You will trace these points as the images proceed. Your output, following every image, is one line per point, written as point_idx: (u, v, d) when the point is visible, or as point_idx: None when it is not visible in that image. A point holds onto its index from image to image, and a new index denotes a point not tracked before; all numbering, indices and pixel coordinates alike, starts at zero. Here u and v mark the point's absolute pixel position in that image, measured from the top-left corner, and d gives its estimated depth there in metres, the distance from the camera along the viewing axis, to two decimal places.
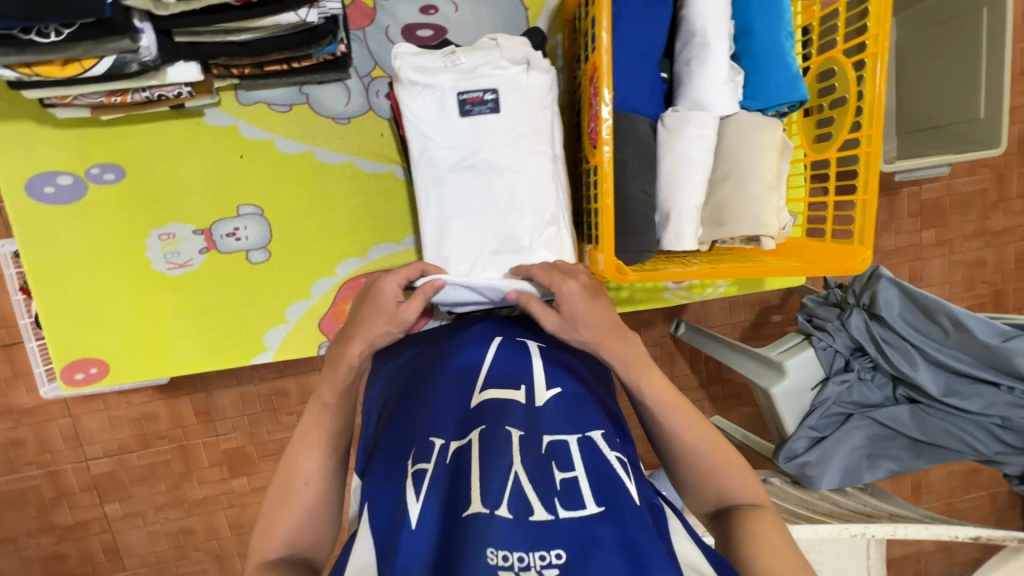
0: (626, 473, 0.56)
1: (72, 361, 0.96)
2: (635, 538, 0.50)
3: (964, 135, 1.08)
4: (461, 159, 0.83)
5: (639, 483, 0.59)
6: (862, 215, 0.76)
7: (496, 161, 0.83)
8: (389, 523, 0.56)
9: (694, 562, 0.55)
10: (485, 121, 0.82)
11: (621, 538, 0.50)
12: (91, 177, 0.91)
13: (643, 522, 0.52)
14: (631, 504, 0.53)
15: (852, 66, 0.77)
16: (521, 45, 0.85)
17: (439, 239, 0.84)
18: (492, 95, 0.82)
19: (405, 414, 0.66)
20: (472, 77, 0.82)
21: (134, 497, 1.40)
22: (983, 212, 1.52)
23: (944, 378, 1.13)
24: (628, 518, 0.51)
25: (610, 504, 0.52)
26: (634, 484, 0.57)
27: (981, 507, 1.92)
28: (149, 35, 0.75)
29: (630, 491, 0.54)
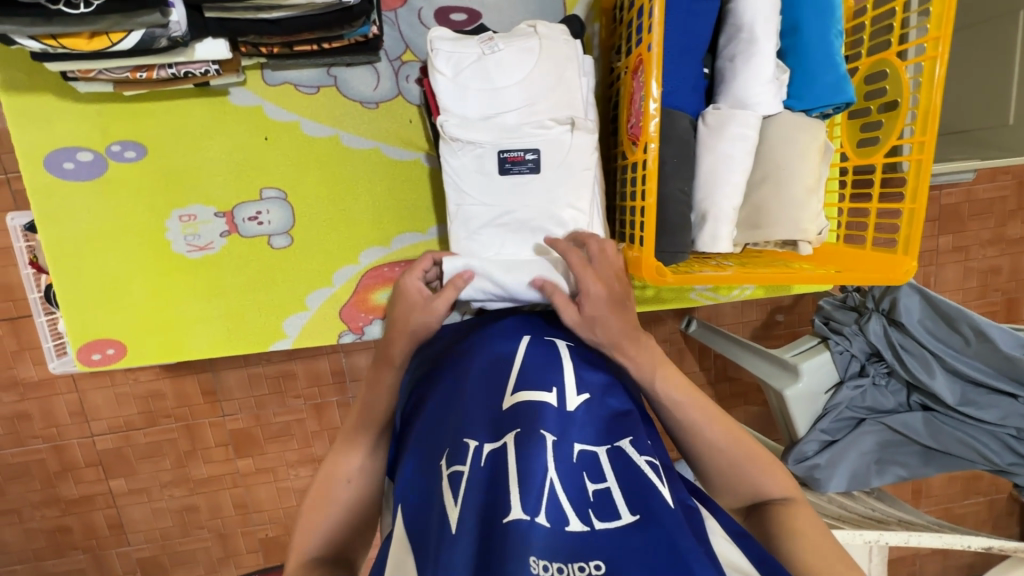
0: (658, 478, 0.55)
1: (88, 341, 0.94)
2: (678, 547, 0.48)
3: (994, 140, 1.06)
4: (495, 216, 0.83)
5: (672, 484, 0.57)
6: (908, 226, 0.74)
7: (545, 188, 0.82)
8: (422, 525, 0.56)
9: (736, 564, 0.52)
10: (517, 141, 0.81)
11: (665, 540, 0.48)
12: (111, 154, 0.89)
13: (683, 529, 0.50)
14: (668, 509, 0.52)
15: (904, 69, 0.74)
16: (572, 65, 0.83)
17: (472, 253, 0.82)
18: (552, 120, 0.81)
19: (438, 409, 0.66)
20: (516, 136, 0.81)
21: (139, 474, 1.40)
22: (1003, 219, 1.51)
23: (960, 387, 1.12)
24: (670, 526, 0.49)
25: (645, 511, 0.51)
26: (667, 488, 0.55)
27: (978, 513, 1.93)
28: (179, 10, 0.72)
29: (664, 495, 0.53)
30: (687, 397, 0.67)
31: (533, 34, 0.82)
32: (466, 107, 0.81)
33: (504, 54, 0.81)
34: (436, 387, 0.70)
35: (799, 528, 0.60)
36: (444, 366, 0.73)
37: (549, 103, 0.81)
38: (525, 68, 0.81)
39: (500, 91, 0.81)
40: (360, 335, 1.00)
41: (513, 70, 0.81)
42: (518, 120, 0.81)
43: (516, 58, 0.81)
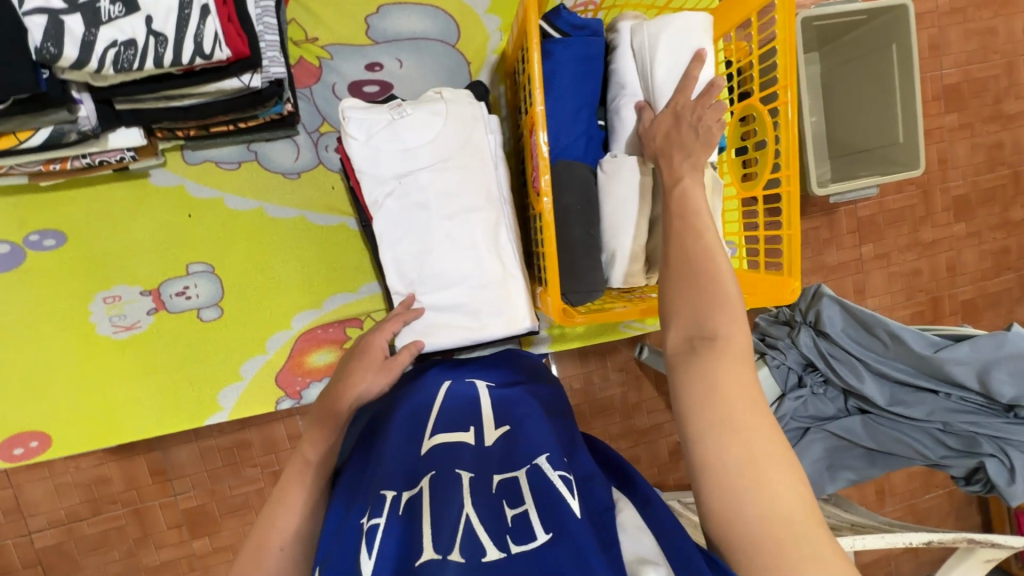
0: (571, 491, 0.55)
1: (9, 437, 0.92)
2: (585, 557, 0.48)
3: (893, 158, 1.18)
4: None
5: (589, 495, 0.57)
6: (789, 249, 0.81)
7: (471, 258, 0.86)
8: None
9: (645, 556, 0.52)
10: (432, 193, 0.85)
11: (570, 550, 0.49)
12: (30, 244, 0.89)
13: (588, 536, 0.51)
14: (579, 520, 0.52)
15: (767, 111, 0.82)
16: (466, 103, 0.88)
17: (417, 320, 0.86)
18: (460, 170, 0.86)
19: (363, 459, 0.68)
20: (451, 209, 0.86)
21: (84, 569, 1.32)
22: (914, 225, 1.64)
23: (888, 388, 1.17)
24: (578, 534, 0.50)
25: (557, 527, 0.52)
26: (580, 501, 0.55)
27: (942, 505, 1.99)
28: (88, 105, 0.75)
29: (573, 507, 0.53)
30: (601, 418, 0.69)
31: (439, 97, 0.87)
32: (379, 166, 0.85)
33: (417, 117, 0.85)
34: (360, 442, 0.71)
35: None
36: (375, 420, 0.73)
37: (459, 158, 0.86)
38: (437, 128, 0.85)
39: (412, 149, 0.85)
40: (298, 400, 1.00)
41: (423, 130, 0.85)
42: (458, 201, 0.86)
43: (426, 119, 0.85)
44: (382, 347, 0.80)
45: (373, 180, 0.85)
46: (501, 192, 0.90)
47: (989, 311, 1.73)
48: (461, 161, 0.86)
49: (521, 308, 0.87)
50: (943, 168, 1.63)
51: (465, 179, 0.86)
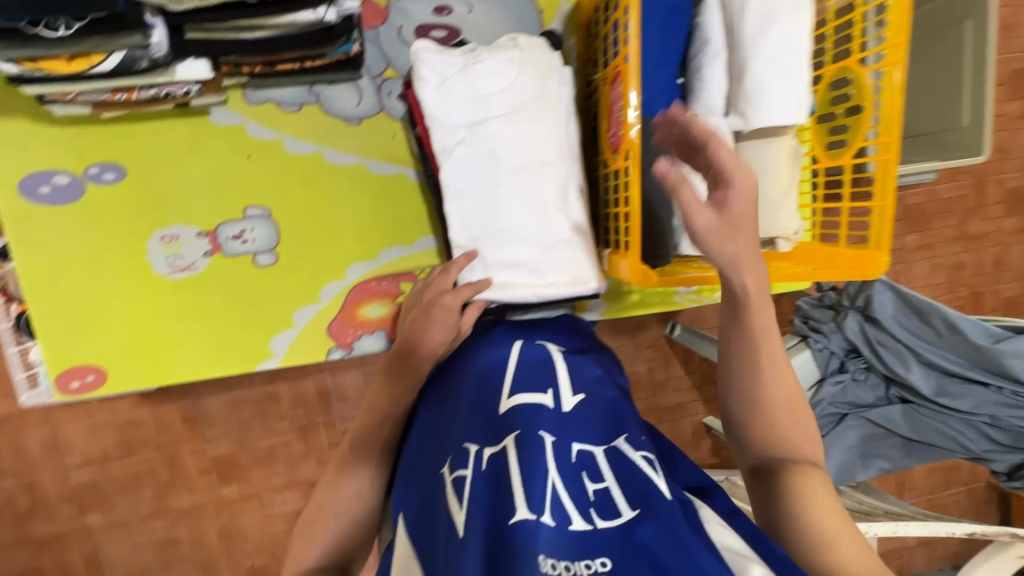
0: (654, 468, 0.56)
1: (67, 369, 0.91)
2: (684, 541, 0.48)
3: (951, 142, 1.11)
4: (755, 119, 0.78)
5: (669, 481, 0.56)
6: (878, 223, 0.77)
7: (540, 216, 0.83)
8: (427, 534, 0.54)
9: (734, 546, 0.51)
10: (502, 143, 0.82)
11: (663, 528, 0.49)
12: (90, 177, 0.88)
13: (682, 519, 0.51)
14: (667, 501, 0.52)
15: (866, 75, 0.78)
16: (541, 52, 0.85)
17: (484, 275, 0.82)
18: (532, 122, 0.83)
19: (436, 411, 0.67)
20: (523, 163, 0.83)
21: (117, 507, 1.35)
22: (963, 217, 1.57)
23: (935, 379, 1.13)
24: (670, 517, 0.50)
25: (646, 506, 0.51)
26: (664, 482, 0.55)
27: (959, 503, 1.98)
28: (160, 30, 0.72)
29: (663, 490, 0.53)
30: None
31: (515, 45, 0.84)
32: (451, 113, 0.81)
33: (493, 62, 0.82)
34: (427, 395, 0.71)
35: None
36: (432, 378, 0.72)
37: (533, 109, 0.83)
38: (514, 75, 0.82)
39: (486, 97, 0.82)
40: (349, 350, 0.99)
41: (497, 76, 0.82)
42: (531, 155, 0.83)
43: (501, 66, 0.82)
44: (453, 315, 0.72)
45: (442, 128, 0.82)
46: (573, 147, 0.86)
47: None
48: (535, 114, 0.83)
49: (587, 272, 0.84)
50: (999, 159, 1.56)
51: (538, 131, 0.83)
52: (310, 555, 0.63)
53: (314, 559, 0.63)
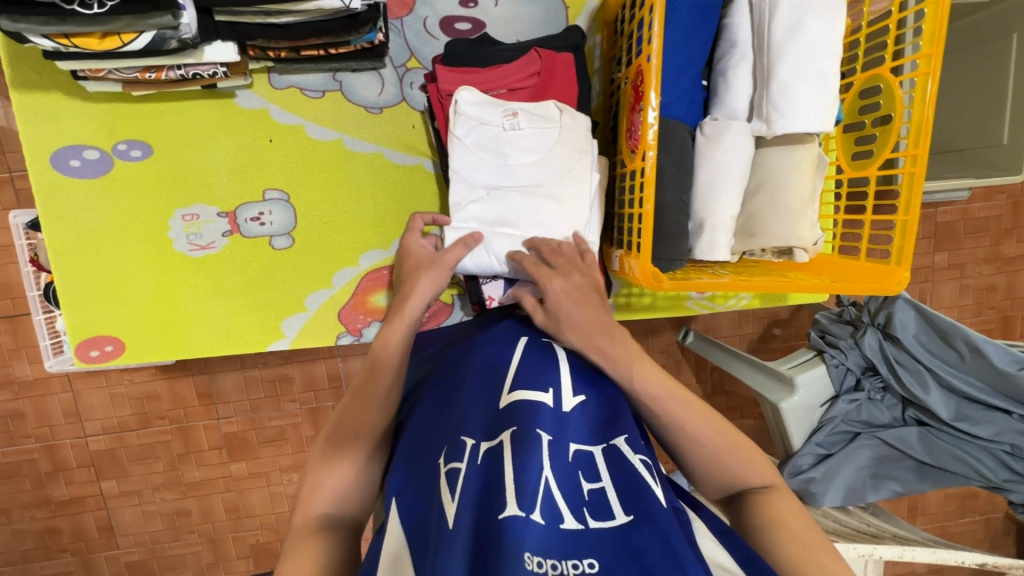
0: (652, 476, 0.55)
1: (87, 338, 0.95)
2: (677, 551, 0.47)
3: (989, 161, 1.06)
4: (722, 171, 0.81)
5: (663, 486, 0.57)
6: (900, 238, 0.75)
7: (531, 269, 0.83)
8: (421, 525, 0.54)
9: (722, 562, 0.51)
10: (516, 211, 0.83)
11: (659, 535, 0.49)
12: (117, 152, 0.90)
13: (676, 530, 0.50)
14: (663, 509, 0.52)
15: (898, 83, 0.75)
16: (581, 132, 0.84)
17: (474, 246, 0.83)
18: (551, 198, 0.83)
19: (436, 400, 0.67)
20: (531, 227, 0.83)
21: (132, 476, 1.39)
22: (996, 238, 1.51)
23: (955, 403, 1.10)
24: (665, 522, 0.50)
25: (640, 510, 0.51)
26: (660, 489, 0.55)
27: (974, 532, 1.91)
28: (190, 12, 0.73)
29: (658, 496, 0.53)
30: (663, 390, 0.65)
31: (557, 119, 0.83)
32: (474, 173, 0.83)
33: (529, 134, 0.83)
34: (428, 387, 0.70)
35: (784, 513, 0.60)
36: (434, 368, 0.73)
37: (555, 188, 0.83)
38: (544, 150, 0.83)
39: (511, 165, 0.83)
40: (358, 337, 1.01)
41: (526, 150, 0.83)
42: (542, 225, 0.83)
43: (536, 139, 0.83)
44: (420, 246, 0.82)
45: (462, 183, 0.83)
46: (588, 238, 0.86)
47: None
48: (555, 193, 0.83)
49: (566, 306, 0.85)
50: None
51: (555, 207, 0.83)
52: None
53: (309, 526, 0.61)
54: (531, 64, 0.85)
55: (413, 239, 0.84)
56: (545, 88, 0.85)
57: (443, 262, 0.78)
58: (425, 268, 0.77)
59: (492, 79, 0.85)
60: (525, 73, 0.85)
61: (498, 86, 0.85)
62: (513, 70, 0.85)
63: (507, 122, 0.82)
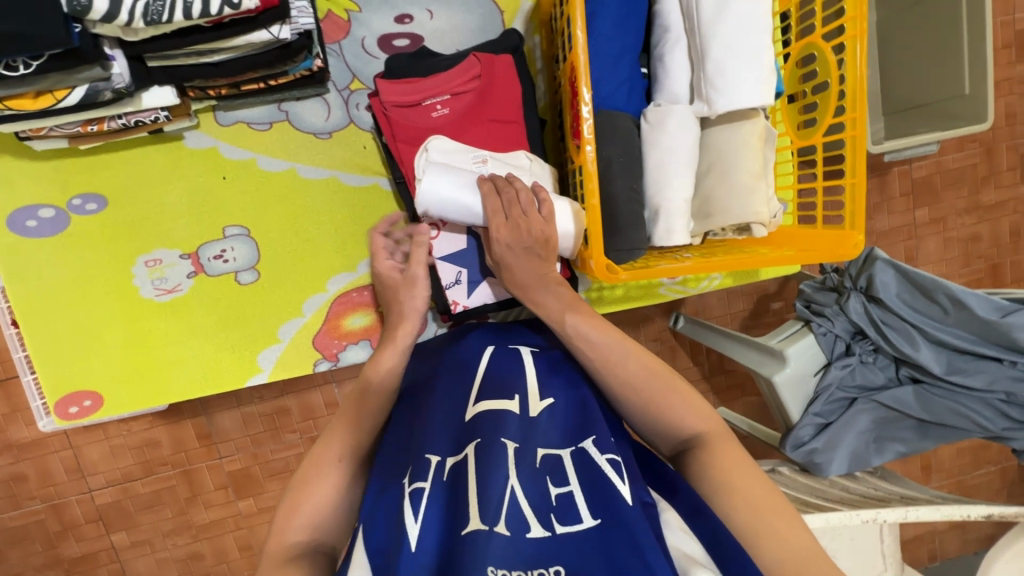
0: (620, 476, 0.53)
1: (65, 395, 0.95)
2: (643, 550, 0.47)
3: (958, 112, 1.06)
4: (669, 154, 0.81)
5: (634, 482, 0.55)
6: (851, 201, 0.75)
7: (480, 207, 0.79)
8: (388, 550, 0.53)
9: (688, 552, 0.51)
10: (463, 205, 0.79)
11: (623, 536, 0.48)
12: (73, 208, 0.91)
13: (644, 524, 0.49)
14: (631, 509, 0.50)
15: (830, 50, 0.76)
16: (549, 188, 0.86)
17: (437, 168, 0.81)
18: None
19: (407, 422, 0.67)
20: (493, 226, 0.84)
21: (141, 525, 1.39)
22: (972, 189, 1.48)
23: (946, 357, 1.09)
24: (630, 520, 0.49)
25: (607, 515, 0.50)
26: (629, 487, 0.53)
27: (991, 483, 1.90)
28: (120, 62, 0.75)
29: (625, 493, 0.52)
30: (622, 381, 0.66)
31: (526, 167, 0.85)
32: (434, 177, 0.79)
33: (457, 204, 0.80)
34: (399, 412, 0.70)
35: None
36: (410, 384, 0.73)
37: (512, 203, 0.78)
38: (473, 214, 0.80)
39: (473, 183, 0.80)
40: (336, 361, 1.00)
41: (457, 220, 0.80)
42: None
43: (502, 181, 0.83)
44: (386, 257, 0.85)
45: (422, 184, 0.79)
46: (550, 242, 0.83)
47: None
48: None
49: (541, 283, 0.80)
50: (1011, 122, 1.45)
51: None
52: None
53: None
54: (472, 68, 0.85)
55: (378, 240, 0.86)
56: (488, 90, 0.85)
57: (416, 277, 0.80)
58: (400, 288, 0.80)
59: (433, 86, 0.85)
60: (466, 77, 0.85)
61: (440, 91, 0.85)
62: (454, 74, 0.85)
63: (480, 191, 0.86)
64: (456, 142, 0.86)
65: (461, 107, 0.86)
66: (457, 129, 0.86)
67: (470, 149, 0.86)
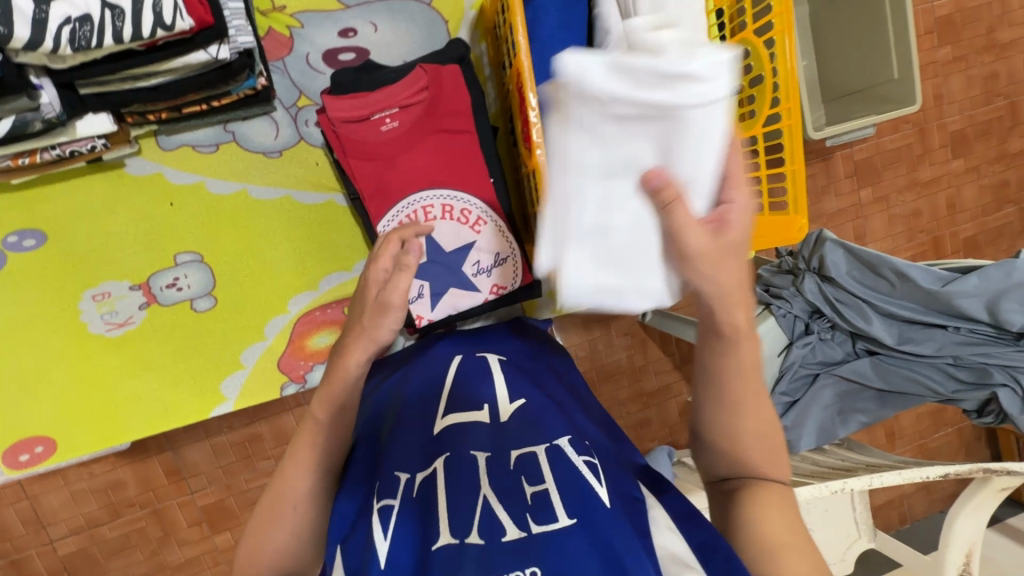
0: (596, 476, 0.54)
1: (14, 443, 0.90)
2: (620, 557, 0.47)
3: (888, 95, 1.12)
4: None
5: (614, 479, 0.56)
6: (793, 187, 0.79)
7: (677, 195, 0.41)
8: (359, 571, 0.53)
9: (679, 555, 0.52)
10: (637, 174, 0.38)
11: (594, 540, 0.49)
12: (9, 246, 0.86)
13: (624, 526, 0.50)
14: (606, 510, 0.51)
15: (762, 44, 0.79)
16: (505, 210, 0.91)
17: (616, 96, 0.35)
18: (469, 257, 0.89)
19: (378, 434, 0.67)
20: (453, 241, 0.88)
21: (110, 572, 1.32)
22: (911, 165, 1.57)
23: (897, 328, 1.13)
24: (603, 525, 0.50)
25: (583, 514, 0.51)
26: (606, 487, 0.54)
27: (950, 444, 2.00)
28: (49, 90, 0.72)
29: (601, 495, 0.53)
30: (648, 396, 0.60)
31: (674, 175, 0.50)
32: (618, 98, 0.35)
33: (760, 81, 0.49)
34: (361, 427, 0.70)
35: None
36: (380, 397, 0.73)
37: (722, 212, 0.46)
38: (636, 237, 0.40)
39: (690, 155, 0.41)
40: (303, 383, 0.98)
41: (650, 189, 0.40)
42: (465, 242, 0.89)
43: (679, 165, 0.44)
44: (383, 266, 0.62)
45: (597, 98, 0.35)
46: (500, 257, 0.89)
47: (990, 247, 1.67)
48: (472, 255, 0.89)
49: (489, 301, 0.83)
50: (941, 103, 1.54)
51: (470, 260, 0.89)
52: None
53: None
54: (419, 80, 0.85)
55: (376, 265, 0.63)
56: (436, 101, 0.85)
57: (391, 303, 0.58)
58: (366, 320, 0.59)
59: (380, 100, 0.84)
60: (413, 89, 0.84)
61: (388, 105, 0.84)
62: (401, 87, 0.84)
63: (418, 210, 0.87)
64: (408, 156, 0.86)
65: (411, 120, 0.85)
66: (407, 142, 0.86)
67: (423, 161, 0.87)
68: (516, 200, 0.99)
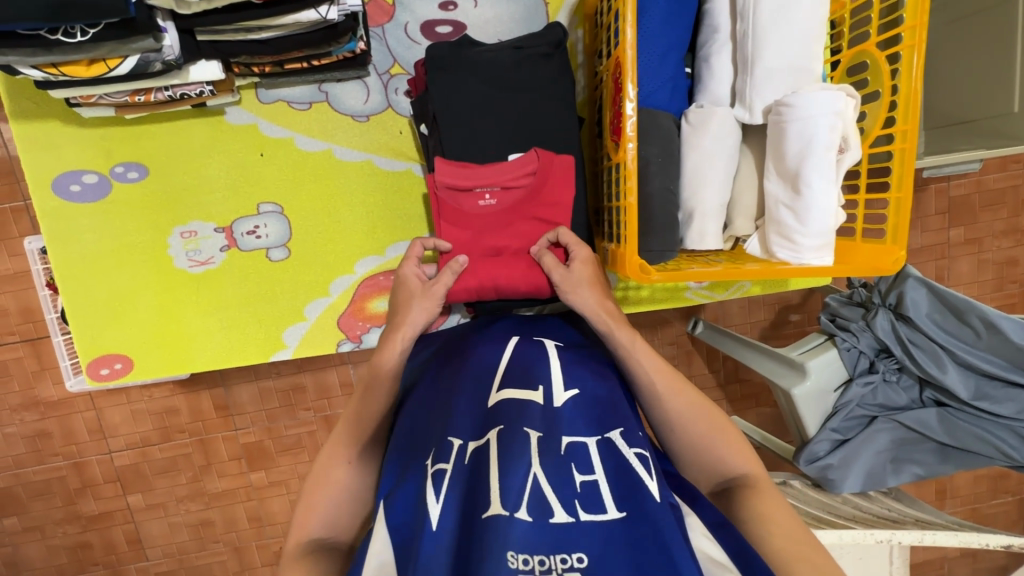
0: (647, 470, 0.54)
1: (97, 357, 0.97)
2: (670, 552, 0.47)
3: (1001, 130, 0.99)
4: (709, 153, 0.79)
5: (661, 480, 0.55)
6: (895, 215, 0.74)
7: (820, 141, 0.72)
8: (408, 531, 0.54)
9: (713, 555, 0.51)
10: (814, 139, 0.72)
11: (647, 530, 0.49)
12: (116, 175, 0.93)
13: (671, 524, 0.50)
14: (657, 504, 0.51)
15: (884, 59, 0.74)
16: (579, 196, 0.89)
17: (807, 118, 0.72)
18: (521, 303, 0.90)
19: (430, 391, 0.68)
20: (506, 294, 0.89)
21: (156, 489, 1.42)
22: (1014, 209, 1.44)
23: (974, 381, 1.03)
24: (653, 523, 0.49)
25: (632, 508, 0.50)
26: (656, 483, 0.54)
27: (1007, 513, 1.85)
28: (172, 34, 0.76)
29: (653, 491, 0.52)
30: (682, 395, 0.67)
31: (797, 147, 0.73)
32: (817, 112, 0.71)
33: (818, 98, 0.71)
34: (410, 400, 0.70)
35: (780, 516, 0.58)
36: (442, 355, 0.73)
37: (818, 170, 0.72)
38: (802, 135, 0.72)
39: (811, 141, 0.72)
40: (358, 343, 1.02)
41: (822, 119, 0.71)
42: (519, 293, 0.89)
43: (795, 138, 0.73)
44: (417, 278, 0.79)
45: (811, 114, 0.72)
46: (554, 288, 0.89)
47: None
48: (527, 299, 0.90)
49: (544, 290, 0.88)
50: None
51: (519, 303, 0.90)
52: (312, 525, 0.64)
53: (317, 530, 0.63)
54: (529, 163, 0.84)
55: (408, 266, 0.80)
56: (540, 187, 0.84)
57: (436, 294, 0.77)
58: (416, 298, 0.76)
59: (486, 175, 0.84)
60: (519, 172, 0.84)
61: (491, 182, 0.84)
62: (509, 167, 0.84)
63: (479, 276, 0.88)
64: (499, 234, 0.86)
65: (509, 201, 0.85)
66: (502, 220, 0.86)
67: (508, 242, 0.86)
68: (591, 192, 0.98)
